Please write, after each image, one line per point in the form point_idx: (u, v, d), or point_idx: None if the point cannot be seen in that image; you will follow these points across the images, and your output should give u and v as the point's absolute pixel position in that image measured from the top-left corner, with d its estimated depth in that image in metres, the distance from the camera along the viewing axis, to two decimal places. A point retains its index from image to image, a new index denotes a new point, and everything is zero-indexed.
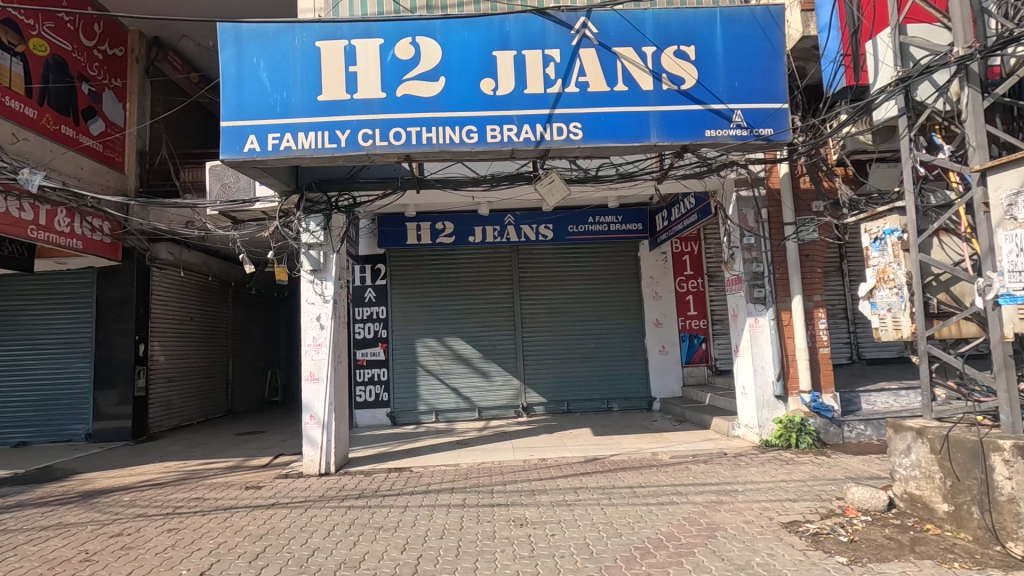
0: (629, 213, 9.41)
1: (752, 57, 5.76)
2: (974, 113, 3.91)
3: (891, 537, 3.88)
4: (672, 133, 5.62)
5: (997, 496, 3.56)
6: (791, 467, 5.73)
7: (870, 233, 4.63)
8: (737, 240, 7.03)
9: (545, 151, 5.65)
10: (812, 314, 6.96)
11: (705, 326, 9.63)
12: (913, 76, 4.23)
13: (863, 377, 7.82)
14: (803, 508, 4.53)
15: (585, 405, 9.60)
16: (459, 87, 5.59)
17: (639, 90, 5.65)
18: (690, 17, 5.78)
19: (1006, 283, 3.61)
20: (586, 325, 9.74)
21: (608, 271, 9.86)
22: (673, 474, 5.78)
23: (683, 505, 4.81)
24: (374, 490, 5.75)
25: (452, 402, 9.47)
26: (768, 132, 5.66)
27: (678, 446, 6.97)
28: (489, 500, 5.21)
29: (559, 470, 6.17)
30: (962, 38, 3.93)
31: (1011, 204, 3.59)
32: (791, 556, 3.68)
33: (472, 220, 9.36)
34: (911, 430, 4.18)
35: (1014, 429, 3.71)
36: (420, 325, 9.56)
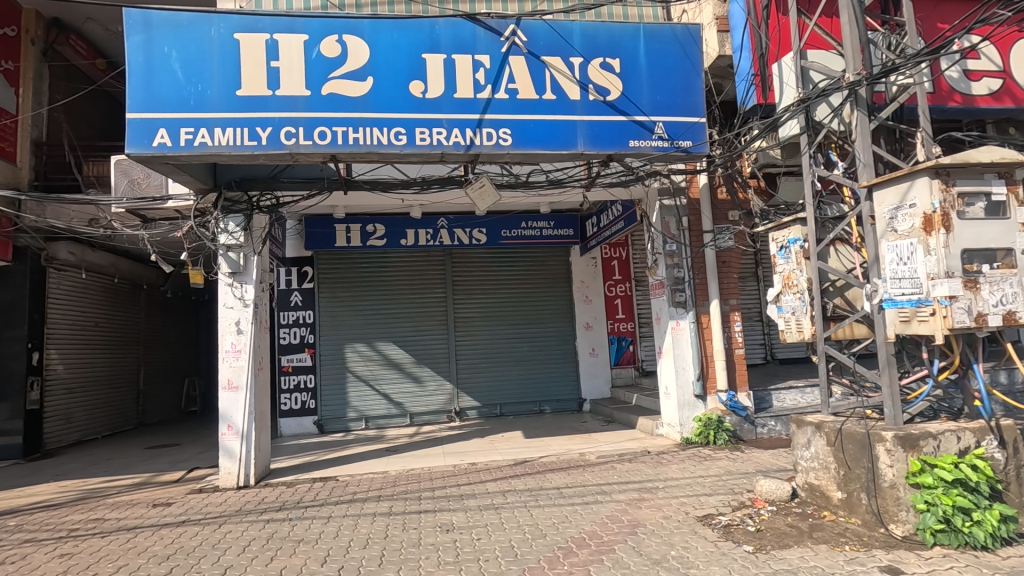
0: (560, 219, 9.60)
1: (673, 73, 6.06)
2: (862, 134, 4.28)
3: (793, 524, 4.18)
4: (598, 142, 5.80)
5: (881, 483, 3.91)
6: (709, 463, 6.03)
7: (777, 241, 5.03)
8: (660, 246, 7.34)
9: (475, 156, 5.66)
10: (728, 317, 7.36)
11: (632, 328, 9.99)
12: (811, 97, 4.58)
13: (775, 376, 8.37)
14: (717, 502, 4.78)
15: (517, 408, 9.68)
16: (388, 89, 5.52)
17: (566, 99, 5.79)
18: (617, 30, 5.99)
19: (889, 289, 3.98)
20: (519, 329, 9.84)
21: (540, 275, 10.00)
22: (599, 473, 5.95)
23: (607, 504, 4.96)
24: (295, 502, 5.53)
25: (383, 408, 9.28)
26: (687, 145, 5.95)
27: (605, 446, 7.17)
28: (417, 507, 5.14)
29: (489, 474, 6.19)
30: (852, 66, 4.30)
31: (892, 217, 3.98)
32: (703, 548, 3.87)
33: (404, 223, 9.22)
34: (811, 425, 4.53)
35: (896, 421, 4.07)
36: (349, 330, 9.32)
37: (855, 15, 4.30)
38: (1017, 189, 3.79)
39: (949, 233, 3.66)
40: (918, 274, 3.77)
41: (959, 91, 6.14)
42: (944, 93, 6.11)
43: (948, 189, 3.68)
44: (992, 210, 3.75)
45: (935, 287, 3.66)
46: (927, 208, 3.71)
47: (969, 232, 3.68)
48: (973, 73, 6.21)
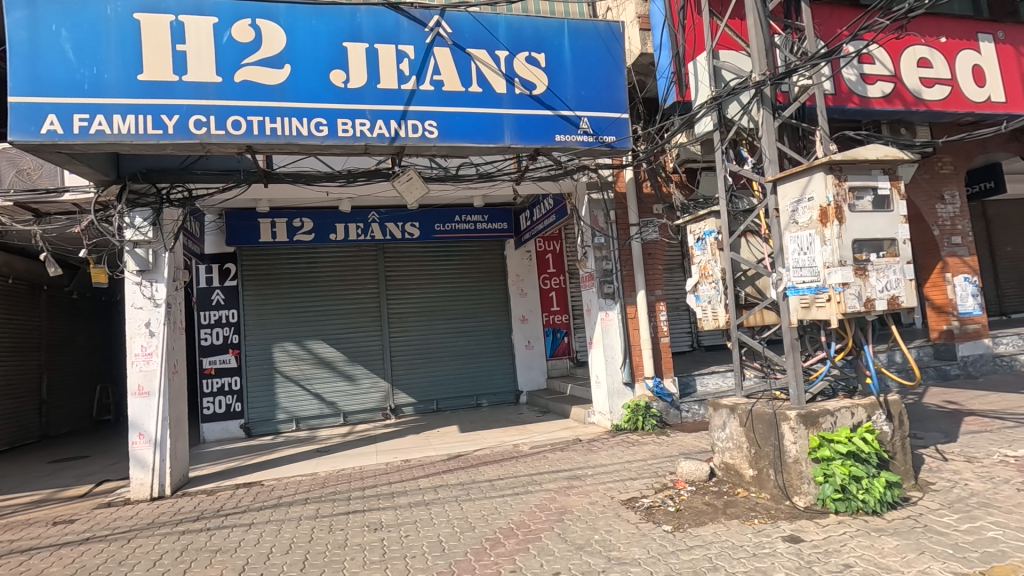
0: (494, 212, 9.61)
1: (596, 68, 6.20)
2: (768, 131, 4.53)
3: (710, 502, 4.40)
4: (525, 136, 5.82)
5: (787, 459, 4.19)
6: (636, 448, 6.24)
7: (694, 233, 5.27)
8: (589, 239, 7.52)
9: (400, 148, 5.55)
10: (654, 307, 7.63)
11: (566, 320, 10.19)
12: (722, 95, 4.79)
13: (700, 363, 8.77)
14: (641, 485, 4.96)
15: (454, 403, 9.64)
16: (307, 78, 5.31)
17: (493, 92, 5.78)
18: (541, 25, 6.04)
19: (792, 278, 4.25)
20: (455, 323, 9.78)
21: (475, 269, 9.96)
22: (530, 464, 6.04)
23: (537, 493, 5.04)
24: (215, 510, 5.26)
25: (315, 408, 9.00)
26: (611, 140, 6.13)
27: (538, 436, 7.29)
28: (345, 508, 5.02)
29: (422, 470, 6.14)
30: (758, 66, 4.55)
31: (794, 210, 4.25)
32: (625, 530, 4.02)
33: (333, 217, 8.93)
34: (726, 407, 4.77)
35: (799, 401, 4.36)
36: (277, 329, 8.95)
37: (760, 18, 4.55)
38: (900, 183, 4.14)
39: (842, 224, 3.94)
40: (816, 263, 4.05)
41: (857, 93, 6.60)
42: (844, 94, 6.55)
43: (841, 183, 3.96)
44: (879, 203, 4.08)
45: (831, 274, 3.94)
46: (823, 201, 3.97)
47: (858, 223, 4.00)
48: (868, 77, 6.69)
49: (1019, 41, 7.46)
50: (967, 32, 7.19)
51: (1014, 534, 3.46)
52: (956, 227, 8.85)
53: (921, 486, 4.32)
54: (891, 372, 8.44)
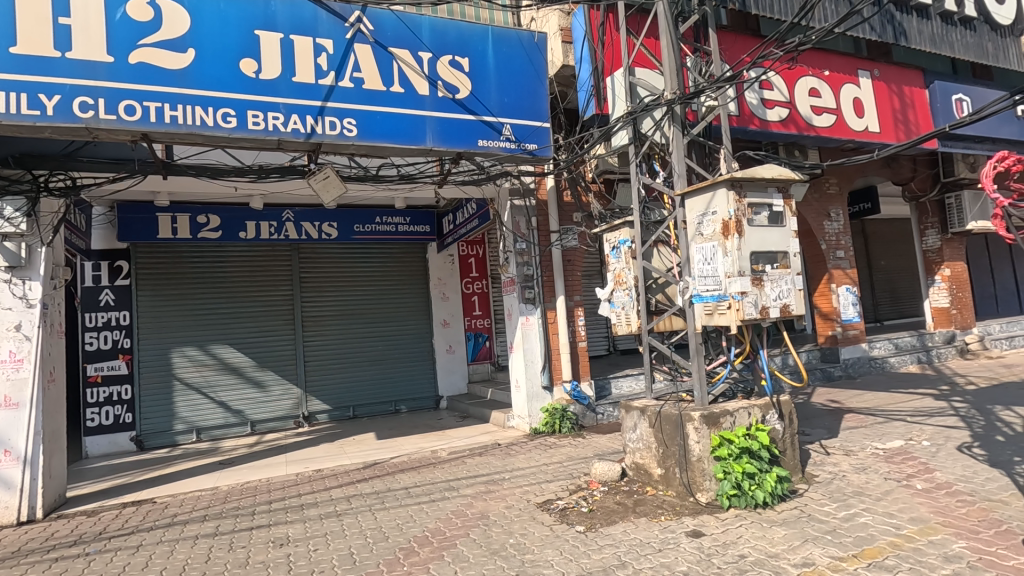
0: (417, 214, 9.47)
1: (519, 77, 6.29)
2: (678, 147, 4.79)
3: (620, 502, 4.55)
4: (447, 139, 5.79)
5: (691, 458, 4.43)
6: (553, 451, 6.36)
7: (610, 242, 5.49)
8: (511, 245, 7.59)
9: (317, 145, 5.32)
10: (573, 312, 7.82)
11: (488, 324, 10.22)
12: (636, 111, 5.00)
13: (615, 366, 9.10)
14: (557, 487, 5.06)
15: (372, 409, 9.35)
16: (213, 65, 4.97)
17: (415, 94, 5.70)
18: (465, 29, 6.05)
19: (698, 286, 4.51)
20: (375, 327, 9.51)
21: (397, 272, 9.75)
22: (448, 469, 5.98)
23: (453, 499, 4.99)
24: (96, 534, 4.76)
25: (219, 417, 8.42)
26: (532, 148, 6.24)
27: (457, 441, 7.24)
28: (248, 524, 4.72)
29: (335, 480, 5.89)
30: (670, 85, 4.80)
31: (700, 223, 4.52)
32: (540, 533, 4.07)
33: (243, 214, 8.40)
34: (637, 409, 4.96)
35: (703, 402, 4.62)
36: (176, 333, 8.29)
37: (672, 40, 4.81)
38: (791, 202, 4.51)
39: (741, 237, 4.25)
40: (719, 273, 4.33)
41: (758, 115, 7.13)
42: (746, 116, 7.04)
43: (741, 200, 4.27)
44: (775, 218, 4.42)
45: (732, 283, 4.23)
46: (725, 215, 4.26)
47: (756, 237, 4.32)
48: (767, 102, 7.24)
49: (891, 79, 8.41)
50: (849, 67, 8.01)
51: (881, 519, 3.87)
52: (839, 241, 9.79)
53: (807, 479, 4.72)
54: (782, 375, 9.23)
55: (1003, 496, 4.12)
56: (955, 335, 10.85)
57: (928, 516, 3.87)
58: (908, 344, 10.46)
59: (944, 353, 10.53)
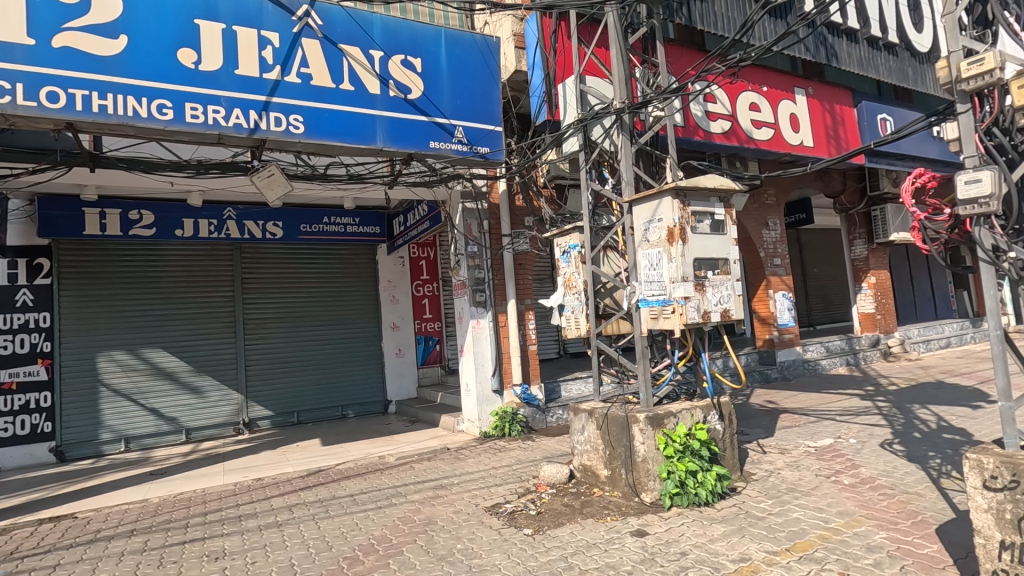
0: (366, 215, 9.30)
1: (472, 80, 6.29)
2: (626, 155, 4.90)
3: (568, 504, 4.61)
4: (398, 140, 5.71)
5: (636, 459, 4.51)
6: (503, 454, 6.37)
7: (560, 247, 5.56)
8: (462, 248, 7.55)
9: (261, 141, 5.12)
10: (523, 316, 7.87)
11: (439, 328, 10.14)
12: (587, 119, 5.09)
13: (565, 370, 9.21)
14: (505, 491, 5.06)
15: (317, 415, 9.08)
16: (148, 53, 4.72)
17: (365, 92, 5.59)
18: (418, 30, 6.00)
19: (644, 291, 4.63)
20: (321, 330, 9.23)
21: (345, 274, 9.51)
22: (396, 475, 5.87)
23: (400, 505, 4.91)
24: (6, 554, 4.38)
25: (150, 425, 7.95)
26: (484, 151, 6.25)
27: (405, 446, 7.13)
28: (180, 538, 4.47)
29: (277, 489, 5.67)
30: (619, 95, 4.91)
31: (646, 229, 4.64)
32: (487, 537, 4.06)
33: (180, 211, 7.99)
34: (585, 412, 5.03)
35: (648, 404, 4.75)
36: (103, 336, 7.78)
37: (621, 51, 4.92)
38: (732, 211, 4.71)
39: (685, 244, 4.38)
40: (664, 278, 4.46)
41: (702, 127, 7.40)
42: (691, 127, 7.28)
43: (685, 208, 4.41)
44: (716, 227, 4.60)
45: (676, 288, 4.37)
46: (670, 222, 4.39)
47: (699, 244, 4.47)
48: (711, 114, 7.53)
49: (824, 97, 8.93)
50: (785, 85, 8.45)
51: (812, 513, 4.08)
52: (776, 249, 10.29)
53: (744, 476, 4.92)
54: (723, 377, 9.60)
55: (919, 488, 4.42)
56: (879, 339, 11.59)
57: (853, 509, 4.11)
58: (837, 347, 11.09)
59: (869, 355, 11.24)
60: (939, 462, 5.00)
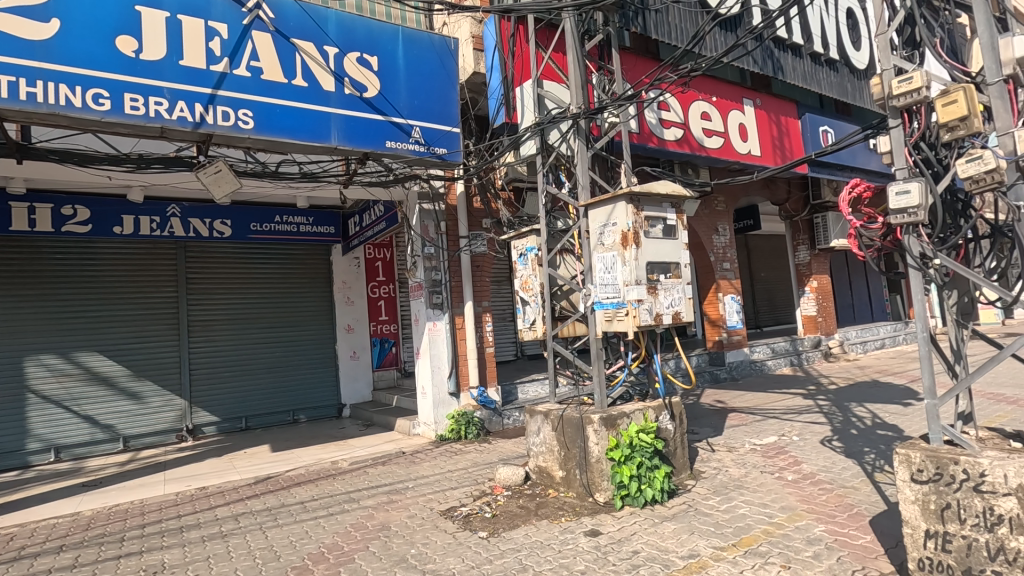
0: (320, 215, 9.10)
1: (429, 80, 6.25)
2: (582, 160, 4.96)
3: (523, 505, 4.62)
4: (353, 139, 5.59)
5: (591, 459, 4.58)
6: (459, 457, 6.33)
7: (517, 249, 5.57)
8: (419, 249, 7.47)
9: (207, 136, 4.92)
10: (480, 318, 7.86)
11: (395, 330, 10.00)
12: (544, 122, 5.14)
13: (522, 371, 9.25)
14: (460, 494, 5.03)
15: (267, 420, 8.78)
16: (84, 39, 4.46)
17: (319, 89, 5.46)
18: (374, 27, 5.92)
19: (600, 293, 4.70)
20: (271, 332, 8.94)
21: (298, 274, 9.25)
22: (349, 481, 5.75)
23: (353, 512, 4.80)
24: None
25: (84, 433, 7.49)
26: (441, 151, 6.21)
27: (359, 451, 6.98)
28: (115, 552, 4.22)
29: (222, 498, 5.44)
30: (576, 100, 4.98)
31: (601, 233, 4.71)
32: (442, 541, 4.02)
33: (118, 207, 7.59)
34: (541, 414, 5.06)
35: (602, 404, 4.82)
36: (31, 339, 7.29)
37: (578, 57, 4.99)
38: (683, 216, 4.84)
39: (639, 248, 4.49)
40: (618, 281, 4.55)
41: (656, 134, 7.59)
42: (646, 133, 7.45)
43: (639, 213, 4.51)
44: (668, 231, 4.72)
45: (630, 291, 4.45)
46: (624, 226, 4.48)
47: (651, 248, 4.57)
48: (664, 122, 7.73)
49: (771, 109, 9.31)
50: (734, 95, 8.77)
51: (757, 509, 4.23)
52: (726, 254, 10.65)
53: (694, 474, 5.06)
54: (674, 378, 9.87)
55: (854, 482, 4.66)
56: (820, 341, 12.16)
57: (795, 504, 4.29)
58: (782, 348, 11.57)
59: (811, 356, 11.78)
60: (872, 457, 5.29)
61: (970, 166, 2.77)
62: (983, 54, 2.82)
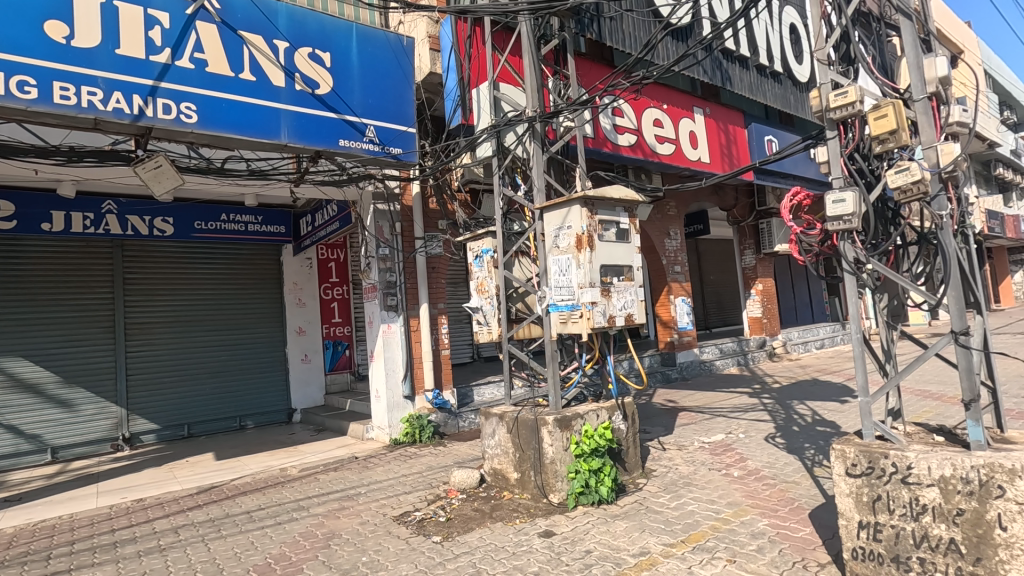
0: (270, 214, 8.83)
1: (384, 79, 6.16)
2: (538, 163, 4.99)
3: (478, 508, 4.60)
4: (304, 136, 5.44)
5: (545, 461, 4.61)
6: (413, 461, 6.25)
7: (473, 250, 5.56)
8: (373, 250, 7.34)
9: (147, 129, 4.67)
10: (436, 320, 7.79)
11: (348, 332, 9.79)
12: (500, 125, 5.15)
13: (478, 374, 9.22)
14: (414, 498, 4.97)
15: (211, 427, 8.42)
16: (8, 23, 4.17)
17: (268, 84, 5.28)
18: (327, 23, 5.78)
19: (554, 296, 4.70)
20: (217, 335, 8.58)
21: (245, 275, 8.93)
22: (299, 488, 5.58)
23: (302, 520, 4.66)
24: None
25: (7, 445, 6.96)
26: (396, 151, 6.13)
27: (309, 457, 6.79)
28: (40, 572, 3.94)
29: (161, 510, 5.18)
30: (532, 103, 5.00)
31: (556, 236, 4.75)
32: (395, 547, 3.95)
33: (48, 203, 7.11)
34: (496, 416, 5.06)
35: (557, 406, 4.85)
36: None
37: (534, 61, 5.02)
38: (635, 220, 4.95)
39: (593, 251, 4.56)
40: (572, 283, 4.59)
41: (610, 139, 7.73)
42: (601, 138, 7.58)
43: (593, 217, 4.58)
44: (621, 235, 4.81)
45: (584, 293, 4.52)
46: (579, 230, 4.54)
47: (605, 251, 4.65)
48: (619, 127, 7.88)
49: (719, 117, 9.64)
50: (685, 104, 9.04)
51: (705, 505, 4.36)
52: (677, 257, 10.95)
53: (645, 473, 5.18)
54: (627, 379, 10.06)
55: (796, 477, 4.87)
56: (765, 341, 12.68)
57: (740, 499, 4.45)
58: (730, 348, 11.99)
59: (757, 356, 12.26)
60: (812, 453, 5.54)
61: (899, 177, 2.94)
62: (910, 73, 3.02)
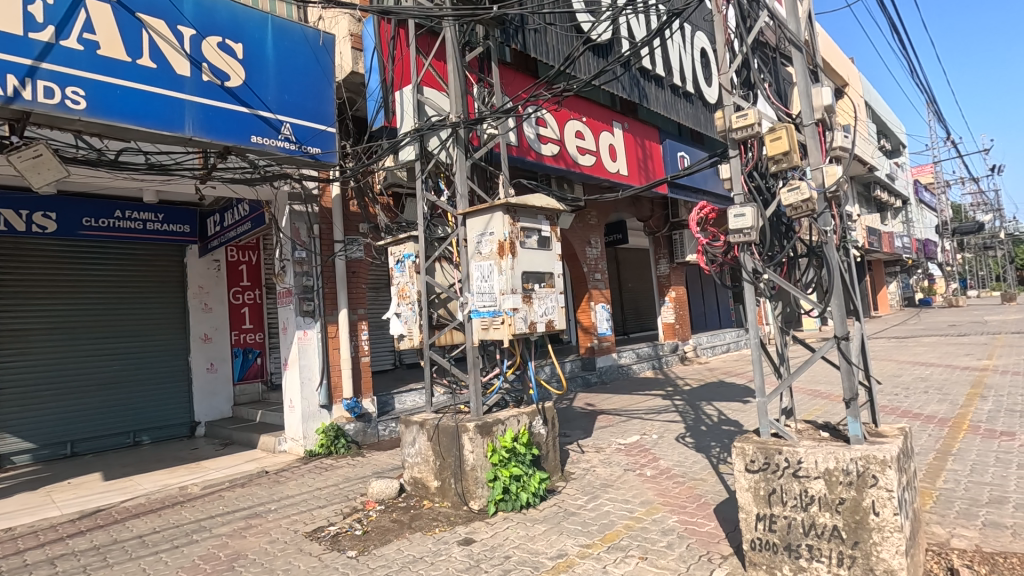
0: (172, 212, 8.18)
1: (302, 75, 5.92)
2: (461, 169, 4.99)
3: (396, 519, 4.49)
4: (212, 130, 5.10)
5: (466, 467, 4.58)
6: (328, 473, 5.99)
7: (394, 255, 5.45)
8: (288, 253, 6.99)
9: (24, 113, 4.18)
10: (355, 326, 7.54)
11: (260, 339, 9.25)
12: (423, 129, 5.08)
13: (399, 381, 9.03)
14: (329, 513, 4.76)
15: (100, 444, 7.64)
16: None
17: (171, 72, 4.92)
18: (239, 13, 5.48)
19: (477, 302, 4.74)
20: (108, 343, 7.83)
21: (143, 278, 8.23)
22: (200, 507, 5.18)
23: (202, 542, 4.34)
24: None
25: None
26: (314, 151, 5.90)
27: (214, 473, 6.34)
28: None
29: (35, 539, 4.62)
30: (455, 109, 4.97)
31: (479, 241, 4.76)
32: (306, 565, 3.77)
33: None
34: (416, 424, 4.95)
35: (478, 412, 4.83)
36: None
37: (457, 66, 5.01)
38: (556, 228, 5.05)
39: (514, 258, 4.59)
40: (494, 290, 4.61)
41: (534, 148, 7.86)
42: (525, 147, 7.69)
43: (515, 224, 4.62)
44: (542, 243, 4.90)
45: (505, 300, 4.54)
46: (501, 236, 4.56)
47: (526, 258, 4.71)
48: (541, 137, 8.04)
49: (637, 132, 10.10)
50: (604, 117, 9.39)
51: (620, 505, 4.51)
52: (597, 265, 11.30)
53: (564, 476, 5.28)
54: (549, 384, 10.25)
55: (702, 474, 5.16)
56: (677, 346, 13.37)
57: (652, 498, 4.65)
58: (645, 352, 12.53)
59: (670, 360, 12.89)
60: (718, 451, 5.90)
61: (792, 195, 3.20)
62: (801, 99, 3.30)
